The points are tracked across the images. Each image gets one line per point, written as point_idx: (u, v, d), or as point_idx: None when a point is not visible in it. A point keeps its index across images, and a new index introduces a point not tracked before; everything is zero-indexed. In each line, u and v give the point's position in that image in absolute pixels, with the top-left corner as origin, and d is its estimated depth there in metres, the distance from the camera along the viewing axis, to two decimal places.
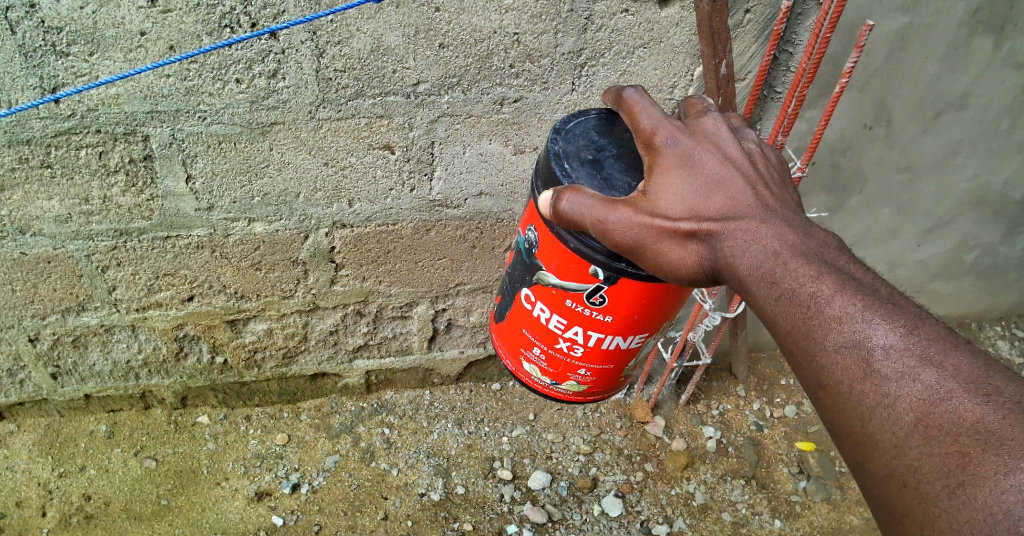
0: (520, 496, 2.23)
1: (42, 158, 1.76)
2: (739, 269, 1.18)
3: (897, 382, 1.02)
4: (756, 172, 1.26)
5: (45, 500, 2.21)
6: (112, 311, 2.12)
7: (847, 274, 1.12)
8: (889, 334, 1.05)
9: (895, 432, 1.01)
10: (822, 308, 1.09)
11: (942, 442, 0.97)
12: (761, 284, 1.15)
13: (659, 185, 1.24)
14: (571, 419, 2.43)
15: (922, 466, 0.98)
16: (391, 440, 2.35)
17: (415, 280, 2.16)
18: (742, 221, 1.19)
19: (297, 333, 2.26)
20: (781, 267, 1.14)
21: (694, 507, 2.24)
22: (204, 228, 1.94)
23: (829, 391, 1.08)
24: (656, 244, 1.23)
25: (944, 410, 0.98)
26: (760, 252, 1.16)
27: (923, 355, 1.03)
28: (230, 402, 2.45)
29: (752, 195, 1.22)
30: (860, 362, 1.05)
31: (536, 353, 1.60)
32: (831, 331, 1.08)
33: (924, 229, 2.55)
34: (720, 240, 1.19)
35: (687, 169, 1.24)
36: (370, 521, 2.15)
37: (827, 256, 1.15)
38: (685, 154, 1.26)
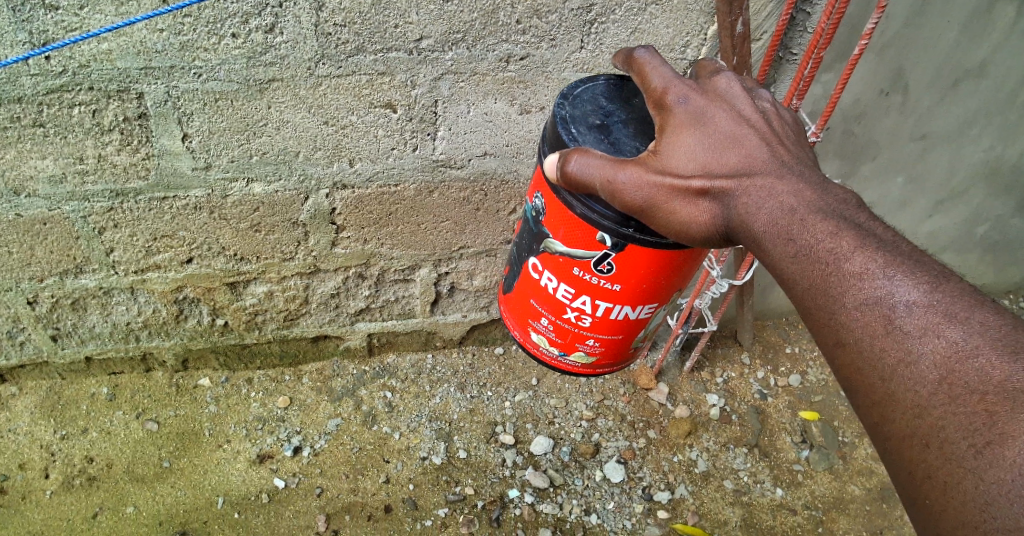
0: (523, 461, 2.22)
1: (35, 117, 1.72)
2: (754, 227, 1.14)
3: (920, 338, 1.00)
4: (771, 130, 1.22)
5: (47, 462, 2.21)
6: (110, 273, 2.10)
7: (868, 230, 1.09)
8: (912, 291, 1.02)
9: (917, 390, 0.99)
10: (841, 264, 1.06)
11: (967, 401, 0.95)
12: (778, 242, 1.12)
13: (671, 144, 1.20)
14: (574, 384, 2.41)
15: (946, 426, 0.96)
16: (393, 404, 2.34)
17: (418, 243, 2.13)
18: (757, 178, 1.15)
19: (298, 296, 2.24)
20: (798, 223, 1.11)
21: (696, 474, 2.24)
22: (201, 188, 1.90)
23: (847, 348, 1.05)
24: (668, 203, 1.19)
25: (970, 367, 0.96)
26: (776, 208, 1.13)
27: (947, 312, 1.00)
28: (231, 364, 2.44)
29: (767, 152, 1.18)
30: (881, 319, 1.02)
31: (544, 324, 1.57)
32: (851, 287, 1.05)
33: (936, 200, 2.50)
34: (735, 197, 1.15)
35: (700, 127, 1.20)
36: (371, 484, 2.15)
37: (847, 212, 1.11)
38: (697, 112, 1.22)
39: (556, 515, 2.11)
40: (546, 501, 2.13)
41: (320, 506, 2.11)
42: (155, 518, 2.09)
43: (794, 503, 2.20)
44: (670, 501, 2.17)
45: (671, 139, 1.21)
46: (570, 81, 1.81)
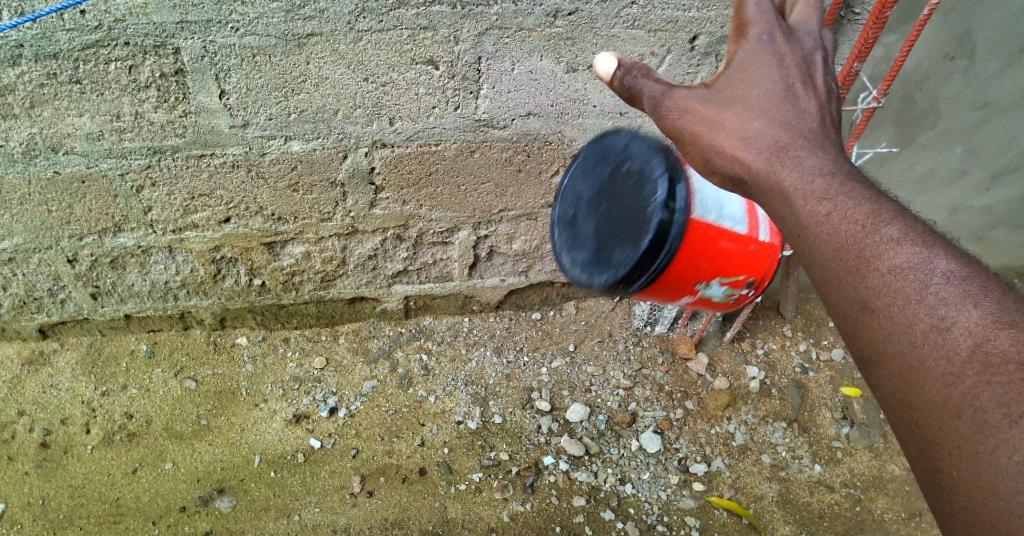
0: (558, 428, 2.19)
1: (71, 73, 1.71)
2: (784, 179, 1.08)
3: (955, 307, 0.91)
4: (828, 97, 1.17)
5: (89, 417, 2.25)
6: (148, 232, 2.10)
7: (902, 204, 1.03)
8: (950, 259, 0.93)
9: (948, 359, 0.89)
10: (881, 228, 0.99)
11: (1005, 371, 0.86)
12: (808, 199, 1.05)
13: (730, 85, 1.16)
14: (612, 352, 2.38)
15: (980, 395, 0.87)
16: (429, 367, 2.33)
17: (457, 204, 2.07)
18: (800, 135, 1.11)
19: (335, 257, 2.21)
20: (837, 187, 1.04)
21: (734, 447, 2.19)
22: (239, 146, 1.88)
23: (872, 314, 0.96)
24: (710, 133, 1.14)
25: (1005, 336, 0.87)
26: (815, 166, 1.07)
27: (984, 283, 0.92)
28: (268, 324, 2.44)
29: (817, 116, 1.13)
30: (914, 284, 0.94)
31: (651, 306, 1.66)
32: (886, 249, 0.97)
33: (996, 173, 2.38)
34: (776, 149, 1.10)
35: (765, 70, 1.15)
36: (406, 446, 2.15)
37: (881, 189, 1.06)
38: (773, 57, 1.16)
39: (591, 484, 2.08)
40: (580, 469, 2.11)
41: (355, 467, 2.11)
42: (192, 475, 2.11)
43: (832, 480, 2.14)
44: (707, 473, 2.13)
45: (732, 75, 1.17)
46: (619, 39, 1.74)
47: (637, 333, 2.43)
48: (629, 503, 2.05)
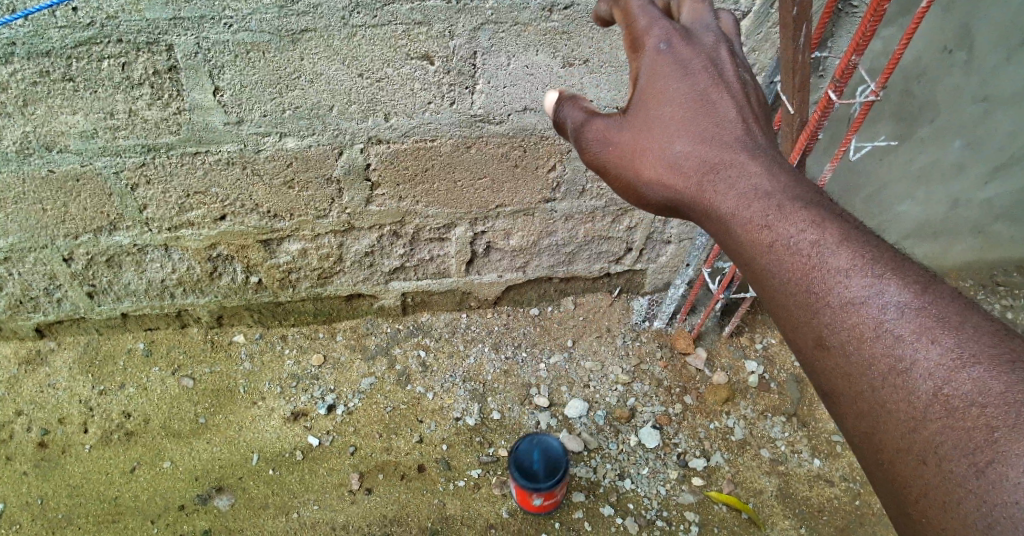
0: (557, 424, 2.19)
1: (64, 71, 1.70)
2: (720, 208, 1.07)
3: (913, 345, 0.92)
4: (744, 93, 1.16)
5: (86, 417, 2.24)
6: (144, 230, 2.10)
7: (845, 221, 1.02)
8: (903, 291, 0.94)
9: (911, 402, 0.91)
10: (826, 259, 0.98)
11: (967, 415, 0.87)
12: (748, 226, 1.05)
13: (647, 111, 1.15)
14: (610, 347, 2.38)
15: (944, 441, 0.88)
16: (427, 363, 2.32)
17: (454, 200, 2.06)
18: (725, 151, 1.10)
19: (332, 254, 2.20)
20: (775, 210, 1.03)
21: (733, 442, 2.19)
22: (233, 143, 1.88)
23: (830, 351, 0.97)
24: (637, 166, 1.14)
25: (965, 378, 0.89)
26: (748, 190, 1.06)
27: (939, 315, 0.92)
28: (265, 321, 2.43)
29: (736, 122, 1.12)
30: (870, 321, 0.95)
31: None
32: (836, 284, 0.97)
33: (995, 166, 2.37)
34: (705, 176, 1.09)
35: (671, 82, 1.15)
36: (405, 443, 2.14)
37: (822, 202, 1.04)
38: (682, 73, 1.15)
39: (590, 479, 2.08)
40: (579, 464, 2.10)
41: (353, 464, 2.10)
42: (191, 473, 2.11)
43: (832, 475, 2.13)
44: (706, 468, 2.13)
45: (642, 96, 1.17)
46: (615, 33, 1.73)
47: (635, 329, 2.42)
48: (629, 498, 2.05)
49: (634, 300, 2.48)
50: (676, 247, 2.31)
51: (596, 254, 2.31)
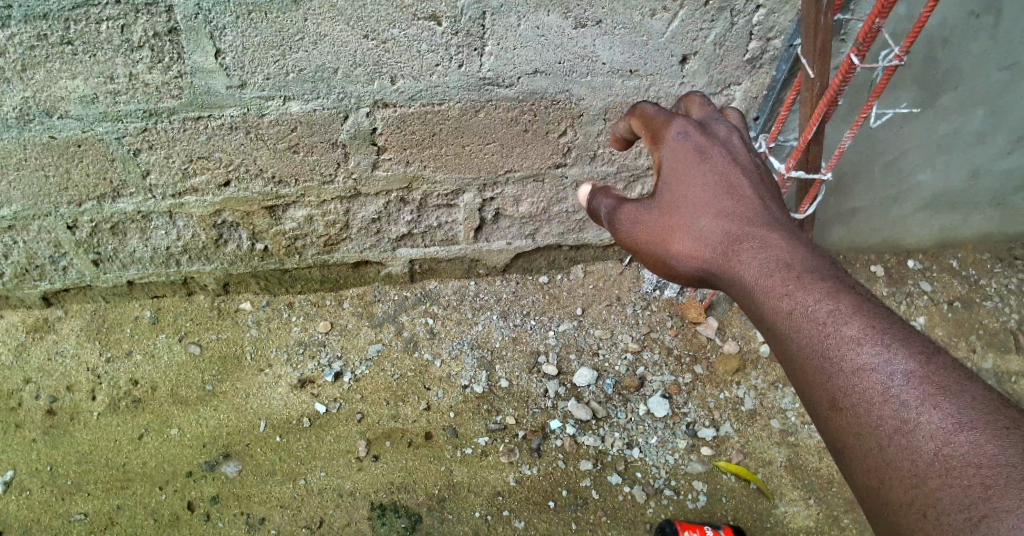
0: (565, 392, 2.17)
1: (62, 34, 1.67)
2: (744, 278, 1.16)
3: (917, 409, 0.95)
4: (757, 175, 1.28)
5: (94, 384, 2.24)
6: (148, 197, 2.07)
7: (860, 293, 1.08)
8: (909, 360, 0.98)
9: (913, 459, 0.93)
10: (840, 328, 1.03)
11: (966, 475, 0.89)
12: (770, 293, 1.12)
13: (669, 188, 1.28)
14: (620, 316, 2.35)
15: (942, 497, 0.90)
16: (435, 330, 2.30)
17: (461, 166, 2.02)
18: (743, 224, 1.21)
19: (338, 220, 2.16)
20: (793, 279, 1.11)
21: (742, 412, 2.17)
22: (236, 107, 1.84)
23: (840, 412, 1.01)
24: (665, 240, 1.26)
25: (964, 440, 0.91)
26: (768, 261, 1.15)
27: (941, 383, 0.96)
28: (272, 289, 2.41)
29: (752, 199, 1.24)
30: (878, 386, 0.98)
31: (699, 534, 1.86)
32: (849, 352, 1.02)
33: (1017, 136, 2.32)
34: (726, 247, 1.20)
35: (690, 165, 1.28)
36: (412, 411, 2.13)
37: (839, 275, 1.11)
38: (697, 151, 1.29)
39: (598, 448, 2.07)
40: (587, 433, 2.09)
41: (360, 431, 2.10)
42: (199, 440, 2.11)
43: None
44: (715, 438, 2.12)
45: (666, 178, 1.30)
46: None
47: (645, 298, 2.39)
48: (637, 467, 2.04)
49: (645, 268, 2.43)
50: None
51: None
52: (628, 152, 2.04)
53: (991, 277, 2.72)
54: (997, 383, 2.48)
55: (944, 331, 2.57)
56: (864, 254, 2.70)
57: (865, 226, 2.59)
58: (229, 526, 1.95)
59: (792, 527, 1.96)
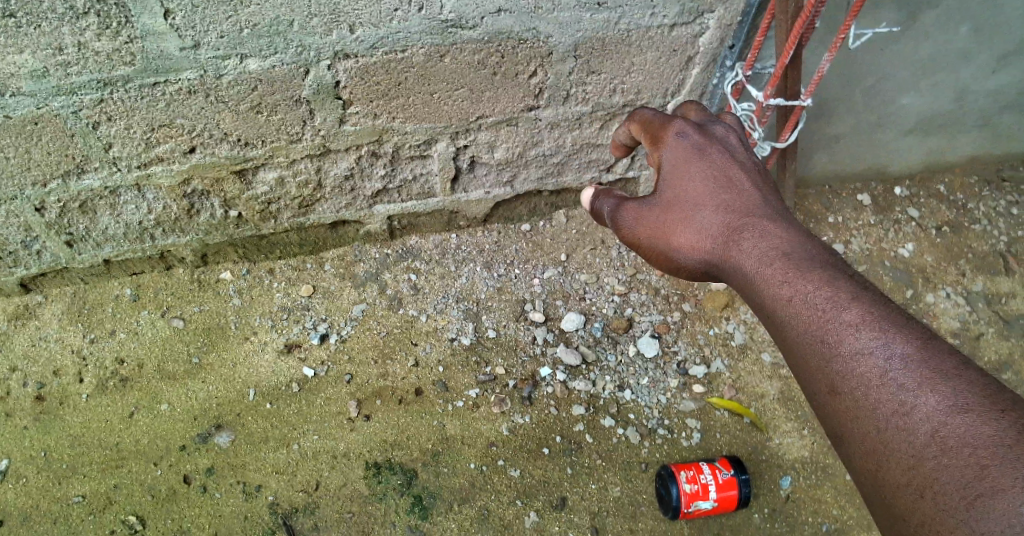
0: (554, 339, 2.15)
1: (3, 6, 1.59)
2: (745, 267, 1.30)
3: (913, 391, 1.04)
4: (754, 173, 1.45)
5: (81, 366, 2.21)
6: (113, 171, 2.01)
7: (857, 281, 1.19)
8: (907, 345, 1.07)
9: (911, 442, 1.02)
10: (840, 314, 1.13)
11: (961, 454, 0.97)
12: (770, 281, 1.24)
13: (671, 186, 1.46)
14: (605, 259, 2.32)
15: (940, 476, 0.98)
16: (418, 286, 2.26)
17: (430, 114, 1.95)
18: (740, 215, 1.38)
19: (310, 181, 2.11)
20: (792, 269, 1.23)
21: (733, 347, 2.17)
22: (193, 69, 1.77)
23: (840, 397, 1.11)
24: (669, 233, 1.44)
25: (961, 422, 0.99)
26: (766, 251, 1.29)
27: (940, 367, 1.04)
28: (251, 256, 2.36)
29: (749, 193, 1.41)
30: (876, 370, 1.07)
31: (708, 478, 1.86)
32: (847, 337, 1.12)
33: (1003, 52, 2.26)
34: (726, 237, 1.36)
35: (691, 164, 1.46)
36: (401, 368, 2.11)
37: (837, 266, 1.22)
38: (695, 150, 1.47)
39: (589, 392, 2.06)
40: (578, 378, 2.08)
41: (350, 392, 2.08)
42: (189, 413, 2.09)
43: None
44: (706, 374, 2.12)
45: (668, 177, 1.48)
46: None
47: None
48: (629, 408, 2.04)
49: None
50: None
51: (586, 163, 2.22)
52: (601, 89, 1.97)
53: (979, 200, 2.70)
54: (988, 305, 2.47)
55: (934, 257, 2.55)
56: (850, 184, 2.67)
57: (850, 153, 2.54)
58: (226, 496, 1.96)
59: (787, 458, 2.02)
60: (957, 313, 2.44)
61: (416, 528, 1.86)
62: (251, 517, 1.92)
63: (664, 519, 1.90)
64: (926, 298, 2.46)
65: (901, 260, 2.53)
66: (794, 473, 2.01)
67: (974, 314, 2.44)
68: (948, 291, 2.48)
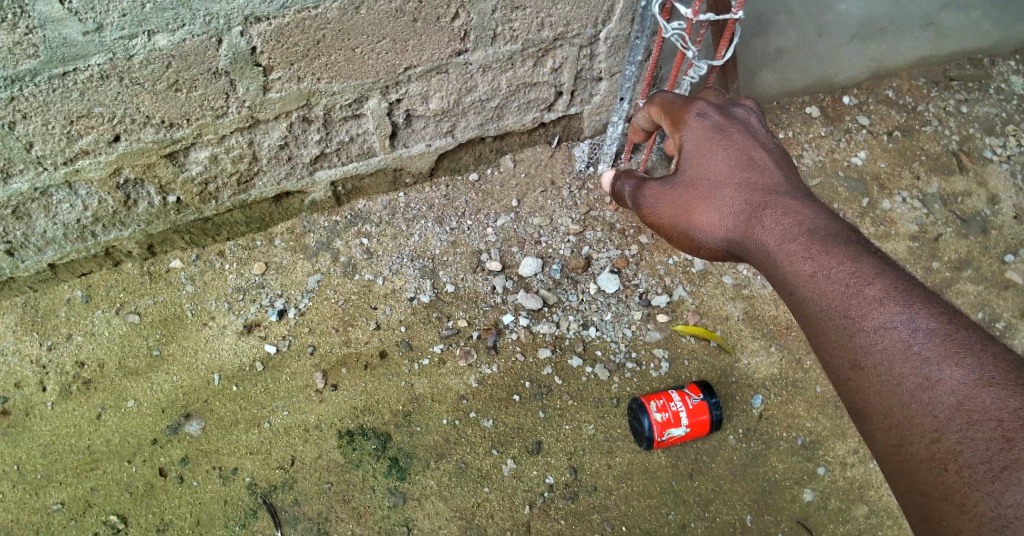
0: (513, 286, 2.16)
1: None
2: (768, 244, 1.38)
3: (939, 366, 1.12)
4: (775, 157, 1.54)
5: (42, 375, 2.11)
6: (40, 171, 1.87)
7: (879, 257, 1.26)
8: (930, 320, 1.15)
9: (936, 415, 1.11)
10: (863, 288, 1.21)
11: (986, 426, 1.05)
12: (793, 259, 1.32)
13: (693, 165, 1.55)
14: (557, 200, 2.30)
15: (964, 449, 1.07)
16: (371, 250, 2.23)
17: (357, 71, 1.89)
18: (761, 194, 1.46)
19: (245, 155, 2.03)
20: (816, 246, 1.31)
21: (693, 274, 2.19)
22: (100, 54, 1.64)
23: (864, 371, 1.19)
24: (692, 211, 1.53)
25: (985, 395, 1.07)
26: (789, 227, 1.36)
27: (962, 342, 1.12)
28: (199, 241, 2.26)
29: (771, 174, 1.49)
30: (900, 343, 1.16)
31: (680, 405, 1.92)
32: (872, 311, 1.19)
33: None
34: (748, 216, 1.44)
35: (712, 146, 1.55)
36: (363, 333, 2.11)
37: (861, 245, 1.29)
38: (717, 130, 1.56)
39: (554, 334, 2.10)
40: (541, 321, 2.11)
41: (315, 364, 2.07)
42: (157, 407, 2.05)
43: None
44: (669, 303, 2.15)
45: (690, 157, 1.57)
46: None
47: (580, 176, 2.35)
48: (596, 345, 2.09)
49: (575, 147, 2.39)
50: (608, 83, 2.19)
51: (525, 104, 2.18)
52: (529, 24, 1.92)
53: (928, 101, 2.68)
54: (943, 206, 2.48)
55: (887, 163, 2.54)
56: (798, 97, 2.60)
57: (795, 65, 2.47)
58: (204, 483, 1.95)
59: (757, 377, 2.08)
60: (914, 217, 2.45)
61: (396, 490, 1.92)
62: (231, 500, 1.93)
63: (641, 450, 1.97)
64: (883, 204, 2.46)
65: (854, 169, 2.51)
66: (765, 391, 2.07)
67: (931, 216, 2.45)
68: (904, 196, 2.48)
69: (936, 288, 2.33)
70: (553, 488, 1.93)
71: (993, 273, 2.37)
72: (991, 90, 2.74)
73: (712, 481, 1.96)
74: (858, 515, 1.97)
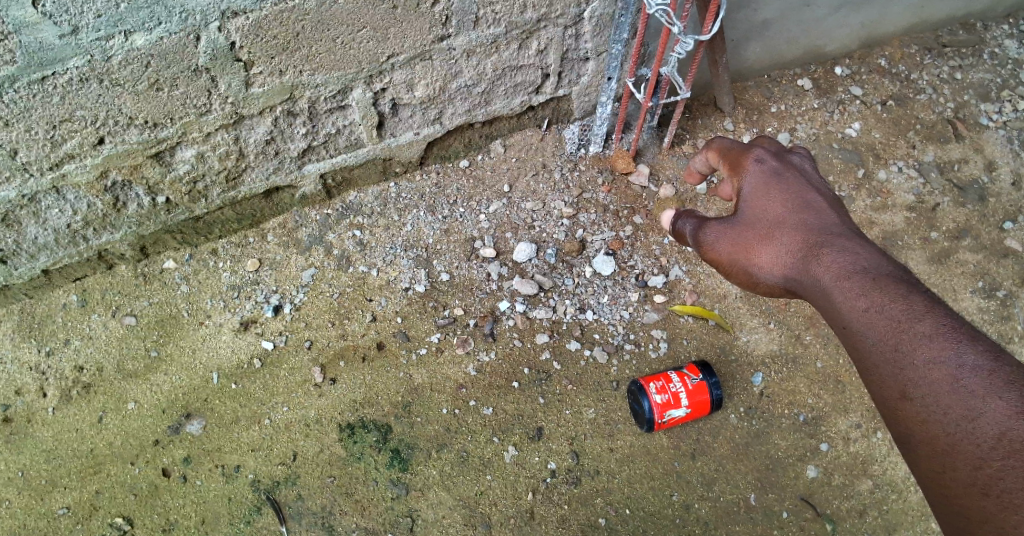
0: (508, 272, 2.15)
1: None
2: (824, 281, 1.37)
3: (982, 399, 1.13)
4: (831, 201, 1.53)
5: (41, 382, 2.09)
6: (26, 177, 1.85)
7: (931, 296, 1.27)
8: (977, 355, 1.17)
9: (978, 444, 1.12)
10: (913, 323, 1.23)
11: None
12: (848, 295, 1.32)
13: (749, 205, 1.54)
14: (549, 184, 2.28)
15: (1005, 477, 1.08)
16: (365, 242, 2.21)
17: (338, 61, 1.86)
18: (817, 234, 1.45)
19: (231, 151, 2.01)
20: (871, 284, 1.31)
21: (690, 253, 2.18)
22: (79, 56, 1.62)
23: (912, 401, 1.21)
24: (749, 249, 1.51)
25: None
26: (846, 266, 1.35)
27: (1008, 379, 1.13)
28: (192, 240, 2.24)
29: (827, 217, 1.48)
30: (948, 376, 1.17)
31: (678, 385, 1.91)
32: (921, 346, 1.21)
33: None
34: (805, 254, 1.42)
35: (770, 189, 1.54)
36: (359, 326, 2.10)
37: (915, 284, 1.30)
38: (773, 173, 1.56)
39: (551, 319, 2.09)
40: (538, 307, 2.10)
41: (313, 358, 2.07)
42: (158, 407, 2.05)
43: None
44: (666, 284, 2.14)
45: (748, 199, 1.56)
46: None
47: (572, 159, 2.33)
48: (594, 329, 2.08)
49: (565, 129, 2.35)
50: (595, 63, 2.17)
51: (512, 88, 2.16)
52: (512, 7, 1.89)
53: (922, 69, 2.64)
54: (940, 174, 2.46)
55: (882, 133, 2.51)
56: (789, 70, 2.57)
57: (784, 38, 2.44)
58: (207, 482, 1.96)
59: (756, 355, 2.07)
60: (911, 187, 2.42)
61: (398, 481, 1.92)
62: (234, 497, 1.94)
63: (642, 433, 1.97)
64: (879, 175, 2.43)
65: (848, 140, 2.48)
66: (766, 369, 2.06)
67: (928, 185, 2.43)
68: (900, 165, 2.46)
69: (935, 258, 2.32)
70: (556, 473, 1.93)
71: (992, 242, 2.35)
72: (985, 55, 2.69)
73: (715, 461, 1.96)
74: (862, 490, 1.97)
